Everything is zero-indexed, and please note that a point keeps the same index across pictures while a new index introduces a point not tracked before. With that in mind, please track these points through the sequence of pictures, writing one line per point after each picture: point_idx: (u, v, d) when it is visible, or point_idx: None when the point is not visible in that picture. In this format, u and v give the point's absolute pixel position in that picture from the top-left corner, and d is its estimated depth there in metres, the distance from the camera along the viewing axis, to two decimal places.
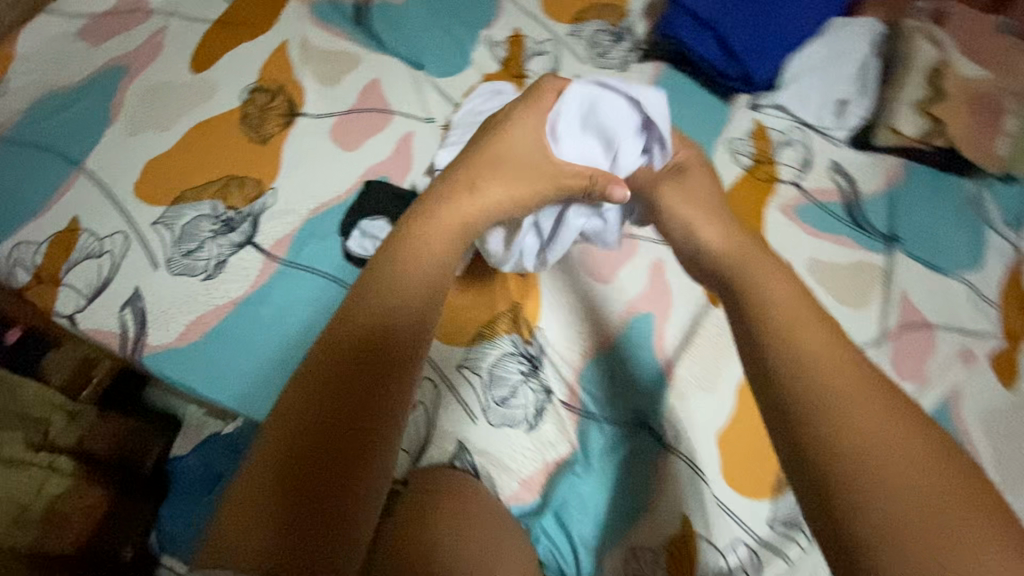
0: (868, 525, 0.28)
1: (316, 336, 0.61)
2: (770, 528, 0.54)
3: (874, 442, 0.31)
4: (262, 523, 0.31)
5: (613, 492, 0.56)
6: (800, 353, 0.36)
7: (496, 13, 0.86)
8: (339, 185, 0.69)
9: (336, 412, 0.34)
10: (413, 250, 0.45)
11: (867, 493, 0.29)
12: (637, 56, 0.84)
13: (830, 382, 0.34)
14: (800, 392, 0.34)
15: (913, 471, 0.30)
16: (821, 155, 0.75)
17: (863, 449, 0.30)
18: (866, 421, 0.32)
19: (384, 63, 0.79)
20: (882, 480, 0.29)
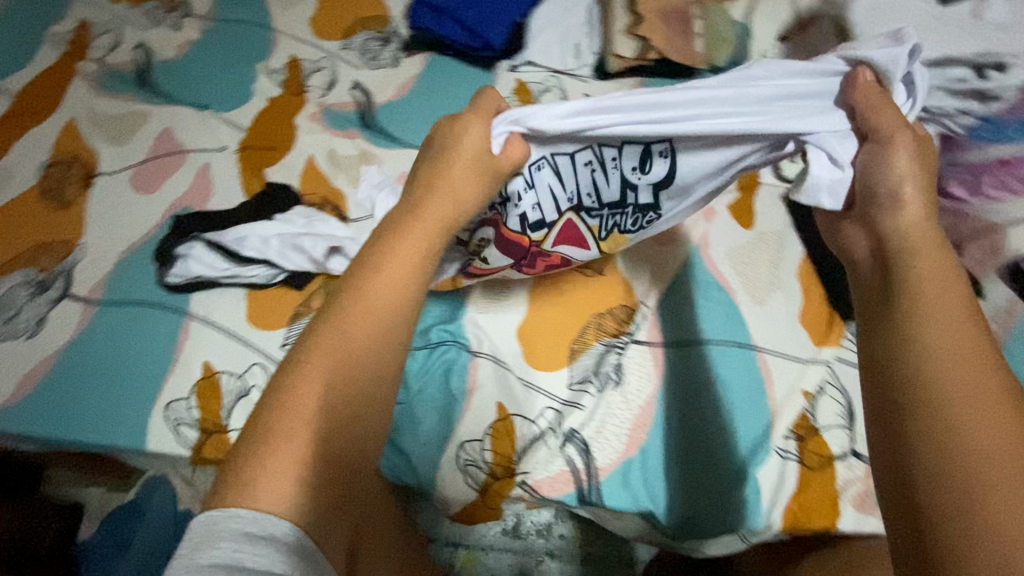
0: (928, 437, 0.34)
1: (145, 356, 0.66)
2: (569, 388, 0.63)
3: (952, 371, 0.35)
4: (292, 479, 0.38)
5: (440, 404, 0.62)
6: (916, 274, 0.40)
7: (272, 48, 0.95)
8: (144, 223, 0.74)
9: (354, 389, 0.43)
10: (403, 231, 0.49)
11: (934, 415, 0.34)
12: (404, 51, 0.95)
13: (960, 392, 0.34)
14: (916, 394, 0.35)
15: (992, 411, 0.33)
16: (574, 92, 0.90)
17: (934, 379, 0.35)
18: (963, 360, 0.35)
19: (172, 113, 0.86)
20: (951, 411, 0.34)
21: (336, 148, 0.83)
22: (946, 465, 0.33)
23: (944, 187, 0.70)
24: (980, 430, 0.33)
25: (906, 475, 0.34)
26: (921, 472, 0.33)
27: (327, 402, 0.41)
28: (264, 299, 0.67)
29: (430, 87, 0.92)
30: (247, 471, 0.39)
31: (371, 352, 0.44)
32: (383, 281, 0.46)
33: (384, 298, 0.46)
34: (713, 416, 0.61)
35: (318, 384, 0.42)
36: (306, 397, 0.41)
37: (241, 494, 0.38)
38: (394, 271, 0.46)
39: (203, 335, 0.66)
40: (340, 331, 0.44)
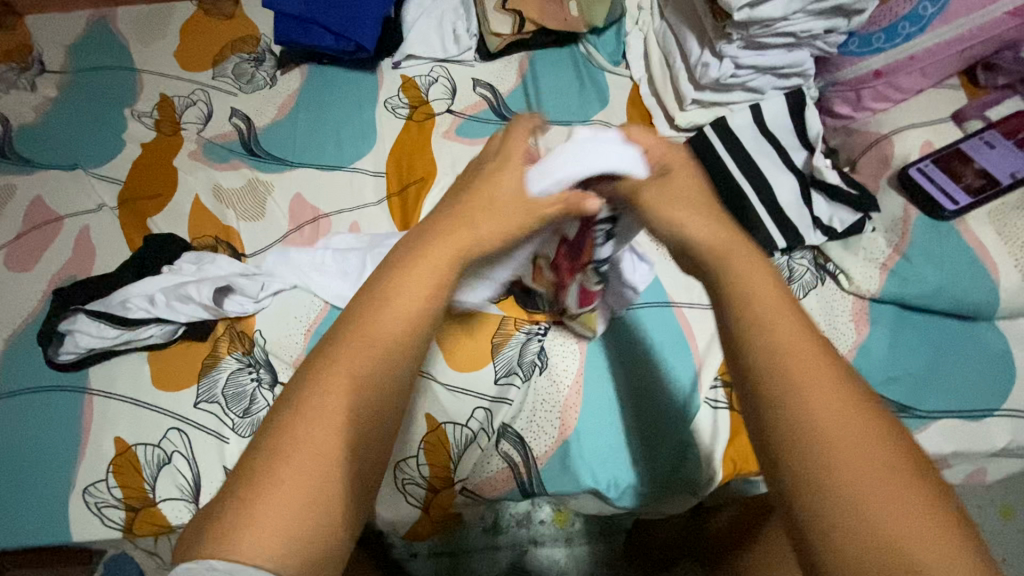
0: (799, 469, 0.29)
1: (48, 447, 0.61)
2: (495, 384, 0.62)
3: (805, 380, 0.31)
4: (291, 543, 0.30)
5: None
6: (738, 269, 0.36)
7: (138, 89, 0.90)
8: (28, 304, 0.70)
9: (362, 420, 0.34)
10: (453, 226, 0.40)
11: (794, 421, 0.30)
12: (280, 68, 0.91)
13: (803, 374, 0.31)
14: (771, 380, 0.31)
15: (837, 402, 0.30)
16: (462, 79, 0.88)
17: (774, 362, 0.32)
18: (811, 373, 0.31)
19: (38, 179, 0.80)
20: (814, 437, 0.29)
21: (222, 182, 0.79)
22: (830, 502, 0.28)
23: (829, 107, 0.74)
24: (830, 439, 0.29)
25: (792, 518, 0.29)
26: (806, 516, 0.28)
27: (326, 454, 0.32)
28: (169, 358, 0.65)
29: (313, 99, 0.88)
30: (233, 519, 0.30)
31: (382, 386, 0.35)
32: (402, 298, 0.37)
33: (404, 321, 0.36)
34: (638, 381, 0.61)
35: (315, 427, 0.32)
36: (302, 439, 0.32)
37: (216, 549, 0.29)
38: (415, 289, 0.37)
39: (109, 409, 0.62)
40: (346, 364, 0.34)
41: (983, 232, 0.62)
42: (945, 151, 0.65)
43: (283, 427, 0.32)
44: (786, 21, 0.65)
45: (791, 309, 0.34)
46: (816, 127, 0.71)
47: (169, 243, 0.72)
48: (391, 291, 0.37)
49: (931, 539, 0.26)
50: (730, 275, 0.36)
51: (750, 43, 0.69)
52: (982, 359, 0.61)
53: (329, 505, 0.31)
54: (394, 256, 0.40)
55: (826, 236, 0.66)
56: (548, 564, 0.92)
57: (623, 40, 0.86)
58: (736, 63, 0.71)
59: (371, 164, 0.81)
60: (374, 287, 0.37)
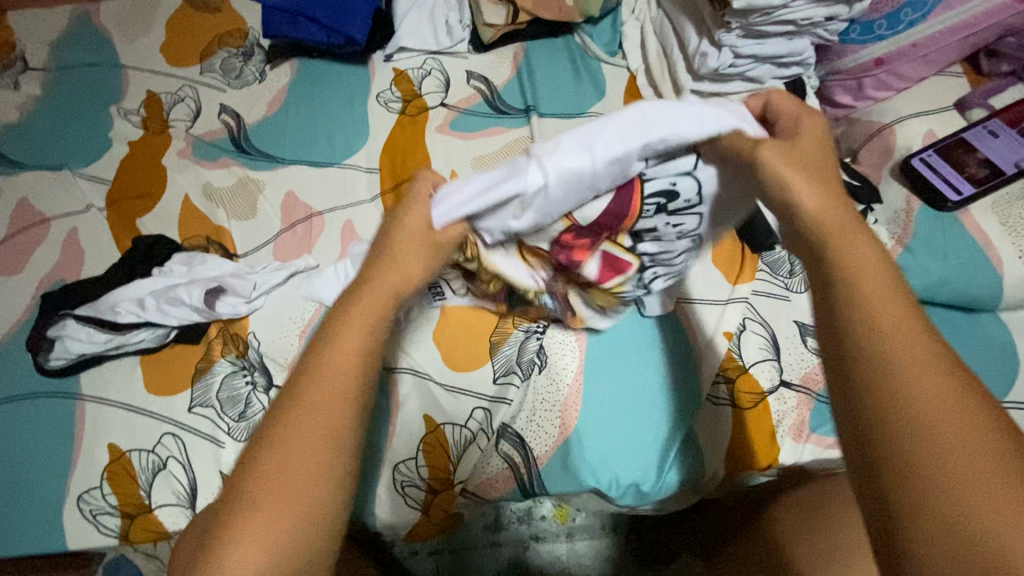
0: (897, 444, 0.27)
1: (40, 455, 0.60)
2: (494, 384, 0.61)
3: (905, 350, 0.29)
4: (275, 552, 0.31)
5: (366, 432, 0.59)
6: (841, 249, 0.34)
7: (124, 86, 0.88)
8: (16, 308, 0.68)
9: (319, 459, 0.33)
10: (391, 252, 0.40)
11: (900, 414, 0.28)
12: (269, 63, 0.89)
13: (917, 367, 0.29)
14: (875, 371, 0.29)
15: (954, 405, 0.27)
16: (455, 72, 0.86)
17: (881, 351, 0.30)
18: (921, 367, 0.29)
19: (24, 180, 0.78)
20: (921, 431, 0.27)
21: (211, 181, 0.77)
22: (922, 478, 0.26)
23: (830, 96, 0.73)
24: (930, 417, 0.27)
25: (881, 497, 0.28)
26: (901, 516, 0.26)
27: (285, 497, 0.32)
28: (161, 362, 0.64)
29: (304, 94, 0.86)
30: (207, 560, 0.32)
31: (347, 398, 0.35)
32: (355, 320, 0.37)
33: (359, 342, 0.37)
34: (638, 378, 0.60)
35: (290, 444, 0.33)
36: (278, 455, 0.33)
37: None
38: (365, 312, 0.38)
39: (102, 415, 0.61)
40: (315, 385, 0.35)
41: (987, 223, 0.61)
42: (948, 141, 0.64)
43: (243, 474, 0.33)
44: (786, 8, 0.64)
45: (892, 286, 0.32)
46: (817, 117, 0.70)
47: (158, 245, 0.70)
48: (346, 317, 0.38)
49: None
50: (836, 256, 0.33)
51: (749, 31, 0.68)
52: (986, 351, 0.60)
53: (307, 514, 0.32)
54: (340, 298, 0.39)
55: None
56: (550, 560, 0.92)
57: (620, 30, 0.85)
58: (735, 53, 0.70)
59: (364, 160, 0.80)
60: (335, 319, 0.38)
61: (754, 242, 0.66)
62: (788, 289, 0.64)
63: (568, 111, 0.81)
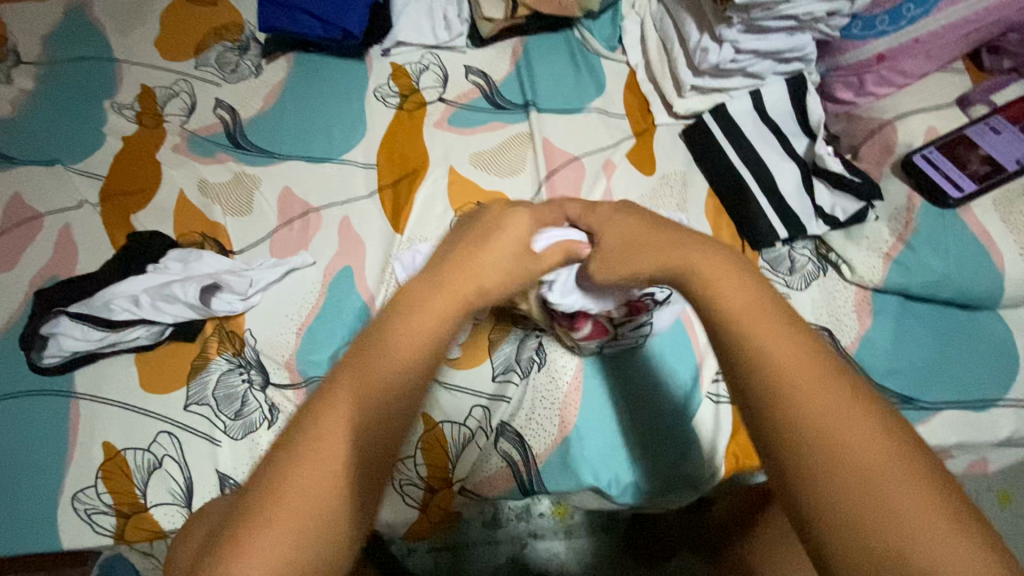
0: (798, 451, 0.30)
1: (35, 454, 0.60)
2: (492, 382, 0.60)
3: (785, 362, 0.32)
4: (314, 538, 0.32)
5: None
6: (728, 276, 0.38)
7: (118, 81, 0.86)
8: (9, 305, 0.67)
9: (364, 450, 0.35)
10: (450, 271, 0.45)
11: (794, 420, 0.30)
12: (265, 57, 0.88)
13: (799, 374, 0.32)
14: (768, 382, 0.32)
15: (836, 403, 0.30)
16: (453, 67, 0.86)
17: (769, 364, 0.32)
18: (804, 375, 0.31)
19: (17, 175, 0.77)
20: (817, 435, 0.30)
21: (207, 176, 0.76)
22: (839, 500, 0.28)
23: (831, 92, 0.72)
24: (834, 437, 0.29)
25: (796, 509, 0.29)
26: (814, 517, 0.28)
27: (332, 480, 0.33)
28: (157, 361, 0.63)
29: (301, 89, 0.85)
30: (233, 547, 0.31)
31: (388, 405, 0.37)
32: (409, 332, 0.40)
33: (410, 355, 0.39)
34: (637, 376, 0.60)
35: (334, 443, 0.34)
36: (316, 450, 0.34)
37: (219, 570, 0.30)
38: (421, 325, 0.40)
39: (97, 414, 0.61)
40: (366, 379, 0.37)
41: (988, 220, 0.61)
42: (949, 137, 0.64)
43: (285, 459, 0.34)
44: (788, 3, 0.63)
45: (763, 304, 0.36)
46: (818, 112, 0.70)
47: (154, 241, 0.69)
48: (397, 328, 0.40)
49: (938, 527, 0.26)
50: (716, 295, 0.37)
51: (750, 26, 0.67)
52: (985, 347, 0.60)
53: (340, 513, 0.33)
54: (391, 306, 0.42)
55: (828, 226, 0.65)
56: (547, 557, 0.91)
57: (619, 25, 0.84)
58: (735, 48, 0.69)
59: (362, 155, 0.79)
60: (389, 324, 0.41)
61: (755, 240, 0.65)
62: (788, 287, 0.64)
63: (567, 106, 0.80)
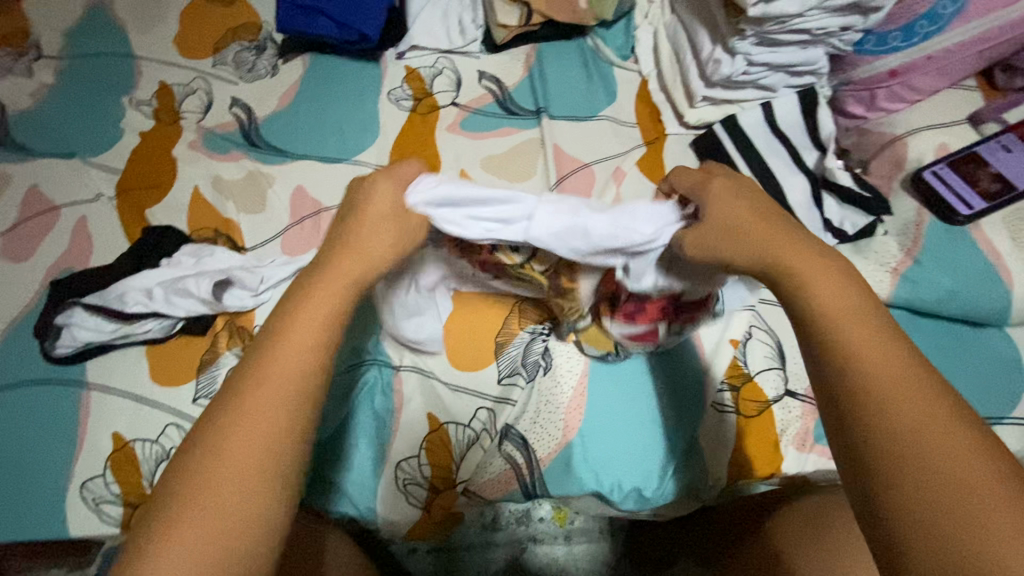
0: (882, 458, 0.32)
1: (46, 443, 0.60)
2: (498, 384, 0.61)
3: (880, 373, 0.34)
4: (228, 528, 0.33)
5: (373, 430, 0.59)
6: (803, 286, 0.39)
7: (137, 77, 0.88)
8: (24, 295, 0.68)
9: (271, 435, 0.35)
10: (349, 244, 0.43)
11: (882, 429, 0.33)
12: (282, 57, 0.89)
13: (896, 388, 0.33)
14: (861, 394, 0.34)
15: (928, 417, 0.32)
16: (467, 72, 0.87)
17: (862, 374, 0.35)
18: (897, 387, 0.33)
19: (36, 167, 0.78)
20: (903, 445, 0.32)
21: (221, 173, 0.77)
22: (916, 504, 0.30)
23: (841, 106, 0.73)
24: (920, 445, 0.31)
25: (878, 514, 0.31)
26: (893, 524, 0.30)
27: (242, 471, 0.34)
28: (167, 353, 0.64)
29: (315, 89, 0.86)
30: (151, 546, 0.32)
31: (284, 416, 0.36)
32: (295, 335, 0.38)
33: (298, 358, 0.37)
34: (641, 381, 0.60)
35: (225, 462, 0.34)
36: (212, 476, 0.34)
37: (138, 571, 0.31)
38: (311, 324, 0.39)
39: (106, 404, 0.61)
40: (272, 364, 0.37)
41: (998, 238, 0.61)
42: (960, 154, 0.64)
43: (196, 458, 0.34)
44: (802, 17, 0.64)
45: (861, 316, 0.37)
46: (828, 126, 0.70)
47: (168, 236, 0.70)
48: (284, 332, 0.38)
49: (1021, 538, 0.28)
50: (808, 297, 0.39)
51: (763, 39, 0.68)
52: (992, 365, 0.60)
53: (241, 530, 0.33)
54: (299, 283, 0.42)
55: (837, 239, 0.65)
56: (547, 561, 0.92)
57: (632, 34, 0.85)
58: (748, 61, 0.69)
59: (375, 156, 0.80)
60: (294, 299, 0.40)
61: None
62: None
63: (578, 114, 0.81)
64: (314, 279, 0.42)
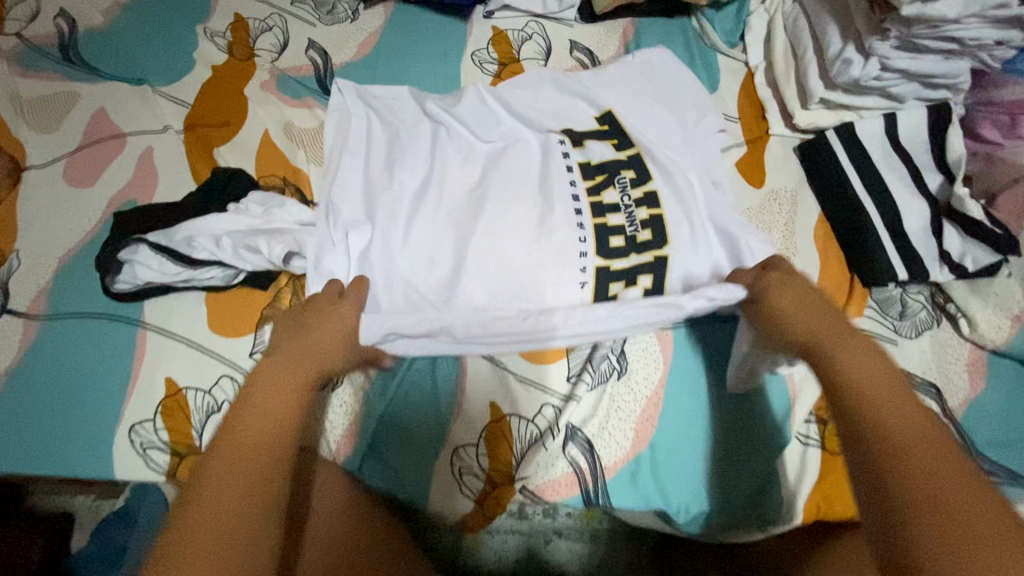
0: (910, 507, 0.33)
1: (102, 379, 0.58)
2: (566, 383, 0.57)
3: (890, 420, 0.36)
4: None
5: (426, 383, 0.58)
6: (836, 355, 0.41)
7: (213, 6, 0.83)
8: (88, 222, 0.66)
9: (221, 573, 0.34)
10: (307, 322, 0.49)
11: (912, 483, 0.33)
12: (364, 3, 0.84)
13: (928, 460, 0.34)
14: (888, 456, 0.35)
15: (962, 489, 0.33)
16: (558, 40, 0.81)
17: (893, 435, 0.35)
18: (925, 450, 0.34)
19: (105, 90, 0.75)
20: (923, 496, 0.33)
21: (294, 119, 0.74)
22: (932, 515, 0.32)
23: (974, 129, 0.65)
24: (916, 458, 0.34)
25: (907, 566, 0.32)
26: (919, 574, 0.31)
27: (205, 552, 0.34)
28: (226, 302, 0.61)
29: (399, 40, 0.81)
30: None
31: (257, 488, 0.37)
32: (256, 412, 0.41)
33: (286, 410, 0.41)
34: (713, 373, 0.58)
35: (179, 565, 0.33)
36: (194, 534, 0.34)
37: None
38: (272, 395, 0.42)
39: (161, 347, 0.59)
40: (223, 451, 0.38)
41: None
42: None
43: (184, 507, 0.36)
44: (957, 24, 0.57)
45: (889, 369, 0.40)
46: (959, 149, 0.62)
47: (235, 179, 0.66)
48: (312, 326, 0.48)
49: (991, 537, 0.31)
50: (836, 355, 0.41)
51: (905, 42, 0.61)
52: None
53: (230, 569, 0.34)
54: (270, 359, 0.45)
55: (954, 275, 0.60)
56: (566, 557, 0.88)
57: (744, 19, 0.78)
58: (882, 65, 0.63)
59: None
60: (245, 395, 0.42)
61: (864, 274, 0.62)
62: (895, 334, 0.60)
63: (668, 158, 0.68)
64: (297, 325, 0.48)
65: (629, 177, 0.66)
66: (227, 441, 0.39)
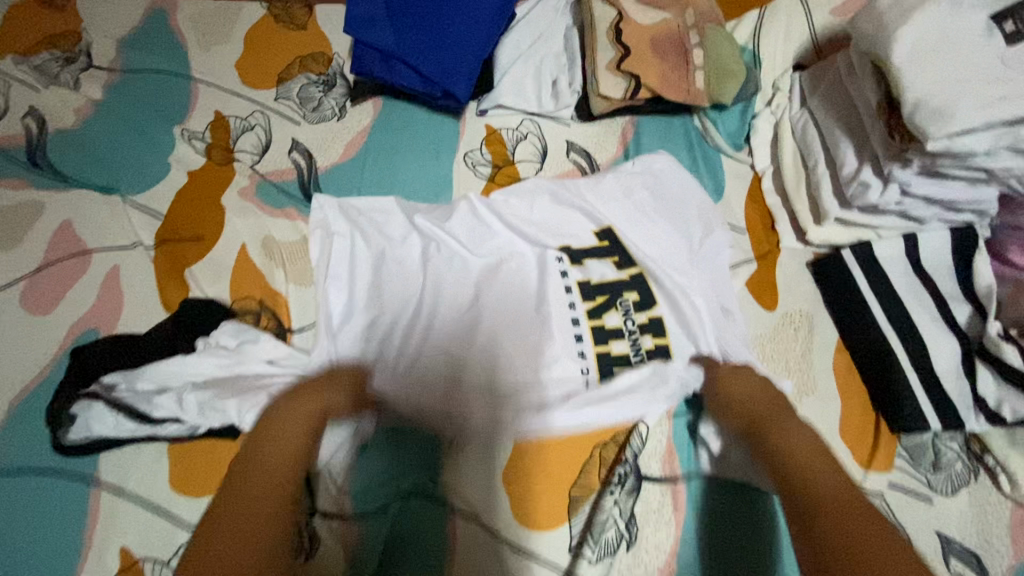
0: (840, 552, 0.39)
1: (43, 554, 0.51)
2: (570, 556, 0.51)
3: (804, 464, 0.48)
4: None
5: (414, 552, 0.53)
6: (781, 438, 0.51)
7: (192, 103, 0.79)
8: (42, 356, 0.60)
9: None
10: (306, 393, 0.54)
11: (840, 535, 0.40)
12: (352, 99, 0.80)
13: (847, 509, 0.42)
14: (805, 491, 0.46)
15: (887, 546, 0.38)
16: (555, 140, 0.77)
17: (802, 470, 0.47)
18: (847, 509, 0.42)
19: (72, 200, 0.70)
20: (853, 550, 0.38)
21: (274, 232, 0.69)
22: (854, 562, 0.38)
23: (1001, 252, 0.61)
24: (846, 512, 0.42)
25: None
26: None
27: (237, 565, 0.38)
28: (192, 457, 0.56)
29: (387, 139, 0.77)
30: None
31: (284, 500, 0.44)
32: (271, 457, 0.47)
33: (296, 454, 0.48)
34: (724, 536, 0.55)
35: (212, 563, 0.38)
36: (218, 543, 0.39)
37: None
38: (291, 440, 0.49)
39: (116, 511, 0.53)
40: (246, 482, 0.44)
41: None
42: None
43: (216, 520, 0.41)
44: (986, 156, 0.53)
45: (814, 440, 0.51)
46: (987, 279, 0.58)
47: (208, 311, 0.62)
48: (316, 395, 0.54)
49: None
50: (780, 434, 0.52)
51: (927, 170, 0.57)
52: None
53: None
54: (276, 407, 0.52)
55: (990, 423, 0.55)
56: None
57: (750, 121, 0.74)
58: (903, 191, 0.59)
59: None
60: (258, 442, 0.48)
61: (893, 419, 0.57)
62: (931, 491, 0.54)
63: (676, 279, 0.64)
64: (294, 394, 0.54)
65: (631, 300, 0.62)
66: (251, 462, 0.46)
